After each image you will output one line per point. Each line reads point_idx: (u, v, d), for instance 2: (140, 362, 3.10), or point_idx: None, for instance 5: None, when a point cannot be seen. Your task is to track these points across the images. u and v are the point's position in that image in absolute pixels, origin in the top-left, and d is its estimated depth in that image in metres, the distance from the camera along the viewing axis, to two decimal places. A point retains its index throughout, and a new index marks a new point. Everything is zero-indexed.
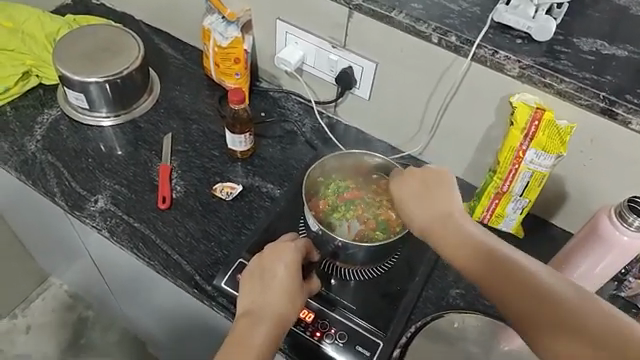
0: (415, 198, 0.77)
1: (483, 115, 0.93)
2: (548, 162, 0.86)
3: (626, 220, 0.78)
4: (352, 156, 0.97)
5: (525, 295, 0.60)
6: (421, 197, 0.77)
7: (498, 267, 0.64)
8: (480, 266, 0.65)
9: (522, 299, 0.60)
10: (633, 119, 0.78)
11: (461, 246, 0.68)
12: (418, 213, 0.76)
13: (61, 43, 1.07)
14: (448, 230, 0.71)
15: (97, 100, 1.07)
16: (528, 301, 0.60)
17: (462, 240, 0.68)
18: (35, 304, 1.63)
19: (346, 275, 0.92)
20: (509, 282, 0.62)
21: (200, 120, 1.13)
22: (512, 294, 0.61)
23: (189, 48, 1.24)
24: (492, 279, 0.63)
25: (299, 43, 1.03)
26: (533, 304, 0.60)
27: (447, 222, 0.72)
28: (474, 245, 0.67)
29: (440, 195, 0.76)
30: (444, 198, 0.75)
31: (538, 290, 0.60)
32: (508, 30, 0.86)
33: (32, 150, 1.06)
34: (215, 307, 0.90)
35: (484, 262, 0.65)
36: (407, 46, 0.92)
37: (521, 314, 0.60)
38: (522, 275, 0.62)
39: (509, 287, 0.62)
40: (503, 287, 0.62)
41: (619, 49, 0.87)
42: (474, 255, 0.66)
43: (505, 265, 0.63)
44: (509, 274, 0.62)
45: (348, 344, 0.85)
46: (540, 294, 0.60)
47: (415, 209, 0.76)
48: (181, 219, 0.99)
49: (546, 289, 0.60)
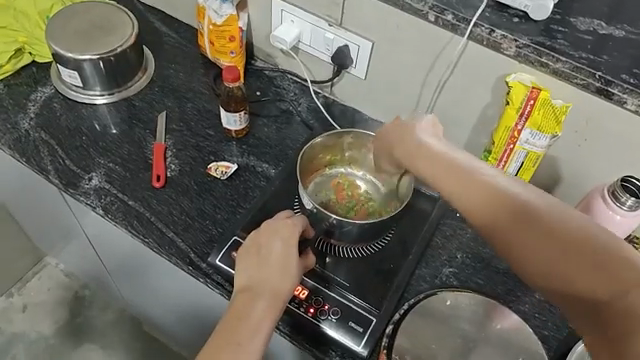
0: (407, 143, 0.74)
1: (479, 94, 0.93)
2: (544, 141, 0.86)
3: (619, 199, 0.79)
4: (348, 134, 0.96)
5: (517, 226, 0.56)
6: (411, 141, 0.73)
7: (484, 198, 0.59)
8: (467, 198, 0.60)
9: (511, 231, 0.56)
10: (628, 99, 0.78)
11: (449, 178, 0.63)
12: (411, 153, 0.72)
13: (54, 20, 1.05)
14: (435, 167, 0.66)
15: (91, 77, 1.06)
16: (520, 233, 0.56)
17: (448, 173, 0.63)
18: (32, 283, 1.64)
19: (340, 252, 0.93)
20: (498, 215, 0.58)
21: (195, 99, 1.12)
22: (501, 225, 0.57)
23: (184, 27, 1.22)
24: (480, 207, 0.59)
25: (295, 21, 1.02)
26: (524, 234, 0.55)
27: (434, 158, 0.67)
28: (461, 176, 0.62)
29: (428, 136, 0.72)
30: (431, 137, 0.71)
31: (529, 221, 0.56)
32: (506, 9, 0.86)
33: (26, 128, 1.05)
34: (210, 284, 0.91)
35: (472, 191, 0.60)
36: (403, 24, 0.91)
37: (512, 246, 0.56)
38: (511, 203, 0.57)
39: (498, 219, 0.57)
40: (492, 219, 0.58)
41: (617, 29, 0.86)
42: (461, 185, 0.61)
43: (495, 192, 0.58)
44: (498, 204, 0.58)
45: (341, 320, 0.86)
46: (530, 221, 0.55)
47: (408, 152, 0.73)
48: (176, 197, 0.99)
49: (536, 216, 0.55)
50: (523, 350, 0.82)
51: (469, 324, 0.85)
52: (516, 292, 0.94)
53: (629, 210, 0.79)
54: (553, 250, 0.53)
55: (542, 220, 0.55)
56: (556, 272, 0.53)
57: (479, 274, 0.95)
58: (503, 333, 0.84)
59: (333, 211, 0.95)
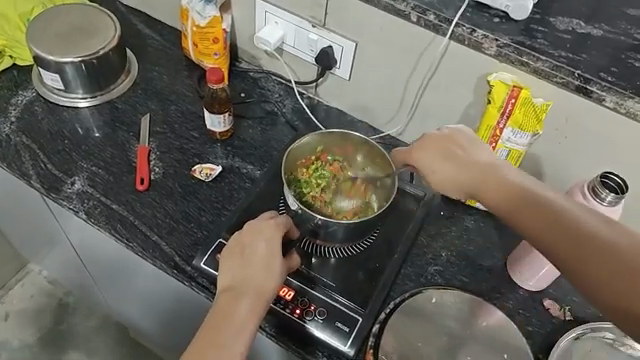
0: (454, 149, 0.77)
1: (462, 94, 0.94)
2: (525, 139, 0.87)
3: (599, 195, 0.80)
4: (353, 139, 0.97)
5: (566, 240, 0.59)
6: (460, 152, 0.76)
7: (538, 214, 0.63)
8: (517, 215, 0.65)
9: (563, 246, 0.59)
10: (607, 97, 0.80)
11: (504, 196, 0.67)
12: (457, 167, 0.75)
13: (35, 23, 1.04)
14: (486, 182, 0.70)
15: (73, 80, 1.05)
16: (569, 248, 0.59)
17: (497, 188, 0.69)
18: (15, 290, 1.61)
19: (325, 252, 0.93)
20: (548, 231, 0.61)
21: (178, 101, 1.12)
22: (551, 241, 0.60)
23: (168, 29, 1.22)
24: (517, 212, 0.65)
25: (279, 23, 1.02)
26: (563, 247, 0.59)
27: (484, 175, 0.71)
28: (513, 194, 0.67)
29: (473, 151, 0.75)
30: (479, 154, 0.75)
31: (578, 235, 0.59)
32: (487, 9, 0.87)
33: (7, 132, 1.04)
34: (195, 287, 0.90)
35: (520, 210, 0.65)
36: (386, 25, 0.92)
37: (564, 262, 0.59)
38: (559, 220, 0.61)
39: (550, 235, 0.60)
40: (536, 226, 0.62)
41: (595, 28, 0.88)
42: (510, 201, 0.66)
43: (543, 209, 0.63)
44: (549, 223, 0.61)
45: (328, 320, 0.86)
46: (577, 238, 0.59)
47: (454, 166, 0.75)
48: (160, 200, 0.98)
49: (585, 232, 0.59)
50: (508, 347, 0.83)
51: (455, 321, 0.85)
52: (501, 289, 0.94)
53: (608, 205, 0.80)
54: (594, 255, 0.57)
55: (593, 236, 0.58)
56: (610, 286, 0.56)
57: (465, 272, 0.95)
58: (488, 330, 0.84)
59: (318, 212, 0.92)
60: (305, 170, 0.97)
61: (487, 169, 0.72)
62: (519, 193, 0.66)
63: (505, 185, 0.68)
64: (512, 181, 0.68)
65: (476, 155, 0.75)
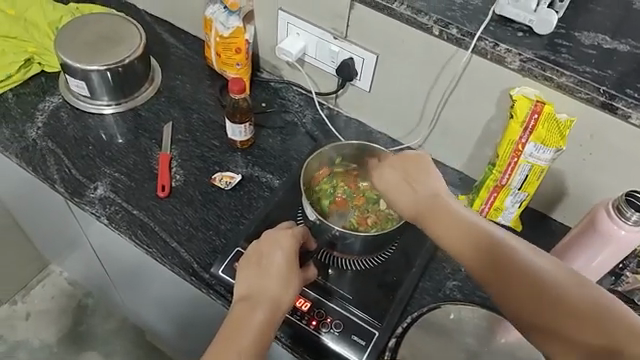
0: (409, 177, 0.77)
1: (483, 108, 0.93)
2: (548, 155, 0.86)
3: (624, 214, 0.79)
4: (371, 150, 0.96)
5: (517, 279, 0.62)
6: (413, 181, 0.76)
7: (491, 256, 0.65)
8: (471, 256, 0.66)
9: (514, 285, 0.62)
10: (633, 113, 0.78)
11: (456, 235, 0.68)
12: (410, 195, 0.75)
13: (64, 31, 1.07)
14: (436, 215, 0.71)
15: (98, 87, 1.07)
16: (520, 289, 0.62)
17: (447, 224, 0.69)
18: (35, 291, 1.64)
19: (343, 264, 0.92)
20: (499, 272, 0.63)
21: (201, 110, 1.13)
22: (503, 282, 0.63)
23: (191, 38, 1.24)
24: (472, 253, 0.66)
25: (301, 34, 1.03)
26: (512, 289, 0.62)
27: (435, 207, 0.72)
28: (464, 232, 0.67)
29: (423, 185, 0.75)
30: (430, 186, 0.75)
31: (527, 275, 0.62)
32: (510, 23, 0.86)
33: (34, 137, 1.06)
34: (212, 294, 0.91)
35: (474, 250, 0.66)
36: (408, 38, 0.92)
37: (512, 300, 0.62)
38: (511, 262, 0.64)
39: (501, 276, 0.63)
40: (486, 267, 0.65)
41: (621, 43, 0.86)
42: (463, 239, 0.67)
43: (495, 251, 0.65)
44: (502, 265, 0.64)
45: (344, 333, 0.86)
46: (525, 278, 0.62)
47: (408, 194, 0.75)
48: (180, 208, 0.99)
49: (533, 273, 0.62)
50: None
51: (473, 338, 0.84)
52: None
53: (634, 225, 0.79)
54: (538, 297, 0.61)
55: (541, 277, 0.62)
56: (556, 326, 0.60)
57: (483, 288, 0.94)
58: (507, 348, 0.83)
59: (324, 214, 0.93)
60: (318, 167, 0.98)
61: (439, 202, 0.72)
62: (470, 231, 0.67)
63: (455, 220, 0.69)
64: (462, 219, 0.69)
65: (429, 185, 0.75)
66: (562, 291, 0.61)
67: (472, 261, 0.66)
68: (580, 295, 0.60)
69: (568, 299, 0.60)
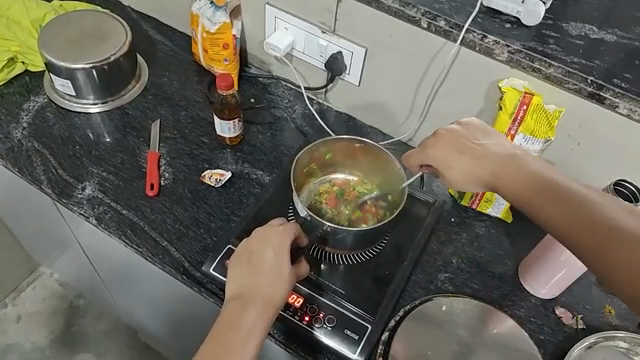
0: (476, 138, 0.78)
1: (473, 100, 0.93)
2: (537, 146, 0.86)
3: None
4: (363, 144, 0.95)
5: (586, 221, 0.62)
6: (480, 141, 0.77)
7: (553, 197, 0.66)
8: (531, 196, 0.68)
9: (576, 223, 0.62)
10: (620, 103, 0.79)
11: (519, 180, 0.70)
12: (479, 152, 0.76)
13: (47, 29, 1.05)
14: (498, 172, 0.73)
15: (84, 86, 1.06)
16: (602, 239, 0.60)
17: (511, 175, 0.71)
18: (26, 294, 1.62)
19: (335, 259, 0.93)
20: (567, 210, 0.64)
21: (188, 107, 1.12)
22: (572, 224, 0.63)
23: (178, 35, 1.22)
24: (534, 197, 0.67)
25: (289, 28, 1.02)
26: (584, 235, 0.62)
27: (502, 163, 0.73)
28: (530, 180, 0.69)
29: (492, 146, 0.76)
30: (497, 145, 0.75)
31: (606, 226, 0.61)
32: (498, 15, 0.86)
33: (19, 138, 1.04)
34: (204, 293, 0.90)
35: (534, 191, 0.68)
36: (396, 31, 0.91)
37: (575, 237, 0.62)
38: (585, 208, 0.63)
39: (570, 221, 0.63)
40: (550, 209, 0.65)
41: (608, 33, 0.87)
42: (524, 184, 0.69)
43: (559, 191, 0.66)
44: (569, 205, 0.64)
45: (336, 327, 0.86)
46: (602, 228, 0.61)
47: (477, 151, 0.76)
48: (170, 206, 0.98)
49: (608, 219, 0.61)
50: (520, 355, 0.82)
51: (465, 330, 0.84)
52: (511, 297, 0.93)
53: None
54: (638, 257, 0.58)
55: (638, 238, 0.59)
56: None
57: (476, 279, 0.95)
58: (499, 338, 0.84)
59: (313, 210, 0.93)
60: (309, 160, 0.96)
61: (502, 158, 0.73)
62: (533, 177, 0.69)
63: (517, 171, 0.71)
64: (524, 170, 0.70)
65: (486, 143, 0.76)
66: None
67: (531, 200, 0.67)
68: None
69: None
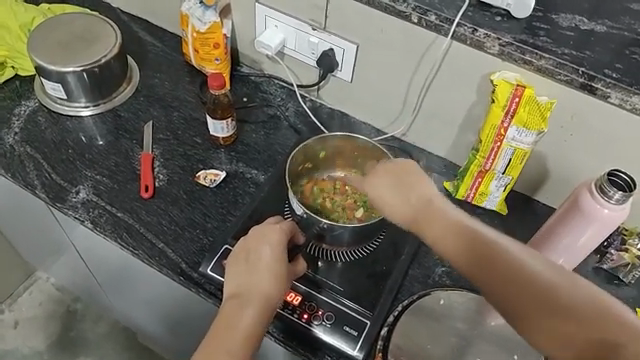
0: (394, 187, 0.73)
1: (465, 94, 0.93)
2: (530, 138, 0.86)
3: (606, 193, 0.79)
4: (358, 142, 0.95)
5: (513, 279, 0.59)
6: (398, 187, 0.73)
7: (476, 253, 0.62)
8: (456, 249, 0.63)
9: (504, 280, 0.59)
10: (612, 93, 0.79)
11: (439, 228, 0.65)
12: (399, 201, 0.71)
13: (36, 33, 1.04)
14: (422, 219, 0.68)
15: (75, 89, 1.05)
16: (529, 297, 0.58)
17: (433, 225, 0.66)
18: (23, 299, 1.62)
19: (332, 256, 0.92)
20: (488, 270, 0.60)
21: (181, 107, 1.12)
22: (501, 286, 0.59)
23: (168, 35, 1.22)
24: (458, 253, 0.63)
25: (280, 26, 1.02)
26: (504, 293, 0.59)
27: (422, 211, 0.68)
28: (453, 228, 0.65)
29: (417, 190, 0.71)
30: (420, 189, 0.71)
31: (531, 284, 0.58)
32: (488, 8, 0.86)
33: (11, 143, 1.04)
34: (202, 293, 0.90)
35: (458, 245, 0.63)
36: (387, 26, 0.91)
37: (504, 301, 0.59)
38: (505, 263, 0.60)
39: (491, 280, 0.60)
40: (473, 267, 0.62)
41: (598, 24, 0.87)
42: (444, 232, 0.65)
43: (476, 243, 0.62)
44: (491, 263, 0.60)
45: (336, 324, 0.86)
46: (526, 286, 0.58)
47: (396, 199, 0.72)
48: (165, 207, 0.98)
49: (533, 277, 0.58)
50: (518, 345, 0.83)
51: (463, 322, 0.85)
52: None
53: (616, 203, 0.80)
54: (556, 315, 0.56)
55: (556, 293, 0.57)
56: (565, 337, 0.56)
57: None
58: (497, 330, 0.84)
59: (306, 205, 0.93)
60: (303, 159, 0.96)
61: (425, 206, 0.69)
62: (455, 225, 0.65)
63: (439, 219, 0.66)
64: (447, 219, 0.66)
65: (415, 188, 0.71)
66: (566, 298, 0.57)
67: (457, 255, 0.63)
68: (588, 306, 0.56)
69: (574, 308, 0.56)
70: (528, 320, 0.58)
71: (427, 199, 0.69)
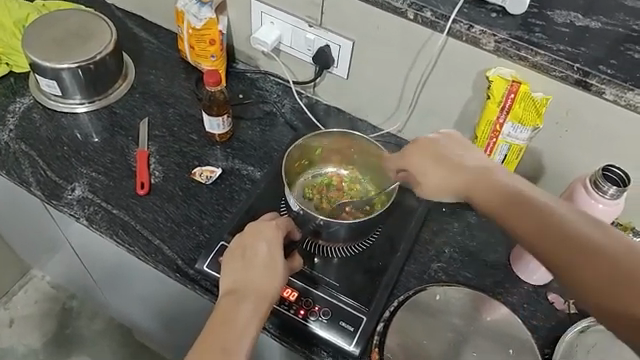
0: (444, 153, 0.76)
1: (460, 90, 0.93)
2: (525, 134, 0.87)
3: (601, 189, 0.80)
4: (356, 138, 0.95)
5: (555, 229, 0.59)
6: (447, 153, 0.75)
7: (515, 205, 0.63)
8: (496, 203, 0.65)
9: (544, 231, 0.59)
10: (606, 89, 0.79)
11: (482, 188, 0.68)
12: (444, 168, 0.74)
13: (31, 30, 1.04)
14: (466, 180, 0.71)
15: (70, 86, 1.05)
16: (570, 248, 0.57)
17: (478, 184, 0.69)
18: (18, 297, 1.61)
19: (328, 252, 0.93)
20: (525, 222, 0.61)
21: (176, 104, 1.11)
22: (536, 237, 0.60)
23: (164, 32, 1.21)
24: (499, 207, 0.65)
25: (275, 23, 1.02)
26: (537, 241, 0.60)
27: (470, 172, 0.71)
28: (496, 187, 0.67)
29: (464, 156, 0.74)
30: (468, 156, 0.74)
31: (566, 233, 0.58)
32: (483, 4, 0.87)
33: (6, 140, 1.03)
34: (198, 290, 0.90)
35: (500, 200, 0.65)
36: (383, 23, 0.91)
37: (536, 248, 0.60)
38: (545, 216, 0.60)
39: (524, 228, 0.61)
40: (511, 217, 0.63)
41: (593, 20, 0.87)
42: (487, 190, 0.67)
43: (516, 198, 0.64)
44: (526, 214, 0.62)
45: (332, 320, 0.86)
46: (565, 237, 0.58)
47: (441, 166, 0.75)
48: (161, 204, 0.98)
49: (568, 227, 0.58)
50: (514, 340, 0.83)
51: (459, 318, 0.85)
52: (504, 284, 0.94)
53: (610, 198, 0.80)
54: (588, 262, 0.55)
55: (591, 242, 0.56)
56: (595, 285, 0.54)
57: (468, 269, 0.95)
58: (494, 325, 0.84)
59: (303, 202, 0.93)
60: (299, 156, 0.97)
61: (471, 168, 0.71)
62: (500, 184, 0.67)
63: (482, 179, 0.69)
64: (492, 179, 0.68)
65: (458, 155, 0.74)
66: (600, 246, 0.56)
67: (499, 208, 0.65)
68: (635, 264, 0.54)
69: (608, 256, 0.55)
70: (560, 266, 0.57)
71: (472, 164, 0.72)
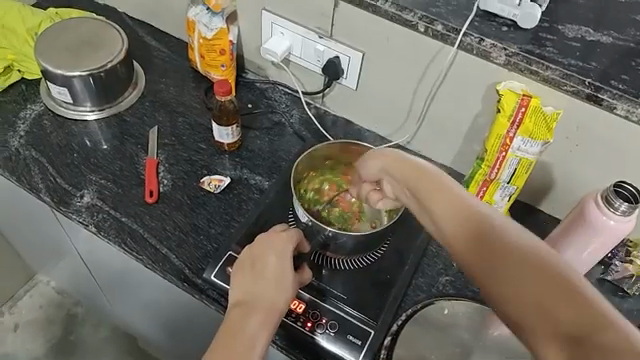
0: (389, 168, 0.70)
1: (470, 103, 0.93)
2: (535, 148, 0.86)
3: (612, 205, 0.79)
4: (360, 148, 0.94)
5: (512, 268, 0.49)
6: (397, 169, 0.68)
7: (457, 225, 0.55)
8: (444, 216, 0.57)
9: (489, 254, 0.51)
10: (618, 105, 0.79)
11: (431, 204, 0.60)
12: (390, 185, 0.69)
13: (44, 37, 1.05)
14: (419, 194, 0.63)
15: (81, 93, 1.05)
16: (525, 278, 0.47)
17: (430, 200, 0.60)
18: (23, 302, 1.61)
19: (337, 265, 0.92)
20: (491, 260, 0.51)
21: (186, 113, 1.12)
22: (494, 271, 0.50)
23: (174, 41, 1.22)
24: (453, 230, 0.56)
25: (286, 33, 1.03)
26: (481, 262, 0.52)
27: (424, 193, 0.62)
28: (440, 202, 0.59)
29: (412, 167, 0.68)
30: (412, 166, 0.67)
31: (515, 256, 0.50)
32: (494, 17, 0.87)
33: (16, 146, 1.04)
34: (205, 300, 0.90)
35: (444, 214, 0.57)
36: (394, 35, 0.92)
37: (486, 278, 0.51)
38: (501, 246, 0.51)
39: (467, 248, 0.54)
40: (456, 238, 0.55)
41: (604, 35, 0.87)
42: (438, 206, 0.59)
43: (468, 215, 0.55)
44: (468, 230, 0.54)
45: (339, 333, 0.86)
46: (513, 263, 0.49)
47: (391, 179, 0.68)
48: (169, 212, 0.98)
49: (515, 251, 0.50)
50: (522, 356, 0.82)
51: (467, 332, 0.84)
52: None
53: (623, 215, 0.79)
54: (534, 290, 0.46)
55: (534, 263, 0.48)
56: (551, 311, 0.45)
57: (476, 283, 0.95)
58: (501, 340, 0.83)
59: (311, 213, 0.94)
60: (307, 169, 0.97)
61: (423, 179, 0.64)
62: (452, 204, 0.58)
63: (432, 193, 0.61)
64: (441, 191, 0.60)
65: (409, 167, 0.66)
66: (547, 270, 0.47)
67: (453, 232, 0.56)
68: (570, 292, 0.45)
69: (553, 282, 0.46)
70: (525, 309, 0.46)
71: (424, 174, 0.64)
